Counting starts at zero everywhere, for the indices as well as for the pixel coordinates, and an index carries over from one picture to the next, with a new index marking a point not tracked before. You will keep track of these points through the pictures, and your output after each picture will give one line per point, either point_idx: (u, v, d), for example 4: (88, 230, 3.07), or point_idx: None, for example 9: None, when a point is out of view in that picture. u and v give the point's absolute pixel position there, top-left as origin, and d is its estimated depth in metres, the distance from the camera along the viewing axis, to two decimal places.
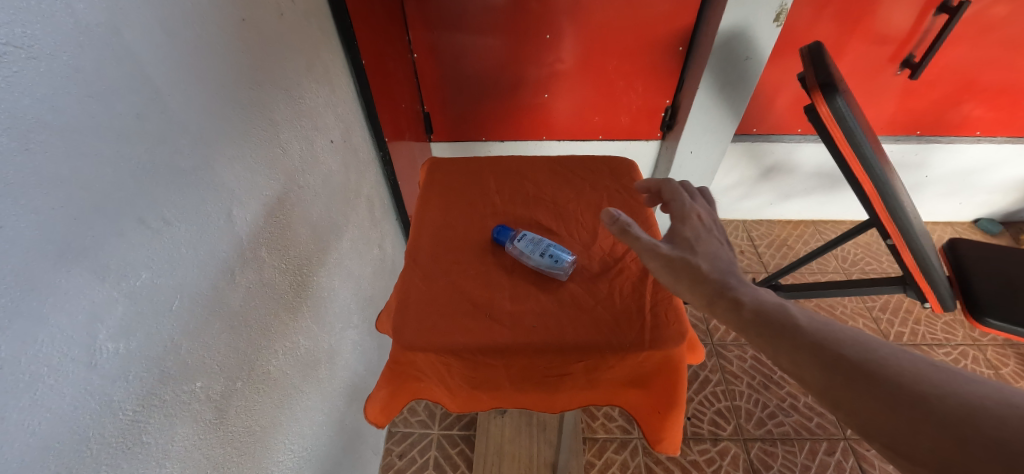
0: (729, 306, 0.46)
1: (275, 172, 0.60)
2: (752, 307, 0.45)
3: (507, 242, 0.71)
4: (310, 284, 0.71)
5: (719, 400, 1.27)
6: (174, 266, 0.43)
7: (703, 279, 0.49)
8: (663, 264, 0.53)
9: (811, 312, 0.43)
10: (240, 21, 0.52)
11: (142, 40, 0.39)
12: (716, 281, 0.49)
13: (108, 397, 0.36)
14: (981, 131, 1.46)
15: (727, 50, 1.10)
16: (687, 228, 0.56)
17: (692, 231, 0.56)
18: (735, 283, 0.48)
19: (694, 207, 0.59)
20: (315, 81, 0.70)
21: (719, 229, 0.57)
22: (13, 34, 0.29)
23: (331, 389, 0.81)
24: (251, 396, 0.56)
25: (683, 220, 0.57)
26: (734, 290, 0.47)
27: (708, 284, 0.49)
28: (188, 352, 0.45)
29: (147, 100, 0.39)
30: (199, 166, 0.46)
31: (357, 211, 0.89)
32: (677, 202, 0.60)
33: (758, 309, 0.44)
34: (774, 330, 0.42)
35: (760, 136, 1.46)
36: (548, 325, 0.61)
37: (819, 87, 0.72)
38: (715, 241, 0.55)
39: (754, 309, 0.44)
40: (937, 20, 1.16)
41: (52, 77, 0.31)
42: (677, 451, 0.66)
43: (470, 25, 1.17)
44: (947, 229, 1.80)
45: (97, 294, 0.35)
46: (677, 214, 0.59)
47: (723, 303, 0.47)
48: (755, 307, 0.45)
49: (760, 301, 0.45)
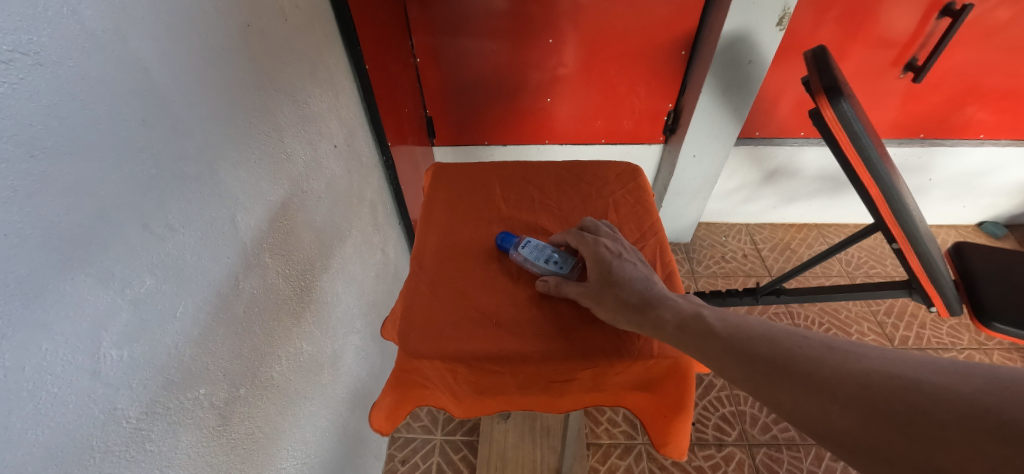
0: (663, 327, 0.52)
1: (279, 177, 0.60)
2: (681, 325, 0.51)
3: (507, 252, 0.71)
4: (313, 289, 0.71)
5: (724, 405, 1.26)
6: (178, 273, 0.43)
7: (632, 309, 0.56)
8: (595, 302, 0.59)
9: (738, 321, 0.49)
10: (245, 27, 0.52)
11: (147, 45, 0.38)
12: (640, 307, 0.55)
13: (112, 405, 0.36)
14: (985, 134, 1.45)
15: (730, 54, 1.10)
16: (602, 261, 0.61)
17: (604, 261, 0.61)
18: (656, 299, 0.55)
19: (599, 238, 0.65)
20: (319, 86, 0.71)
21: (627, 249, 0.64)
22: (19, 42, 0.28)
23: (334, 395, 0.81)
24: (254, 403, 0.56)
25: (597, 253, 0.62)
26: (655, 310, 0.54)
27: (636, 311, 0.55)
28: (191, 359, 0.45)
29: (152, 106, 0.39)
30: (204, 172, 0.46)
31: (360, 216, 0.89)
32: (580, 237, 0.66)
33: (693, 328, 0.50)
34: (714, 346, 0.47)
35: (763, 139, 1.46)
36: (553, 333, 0.61)
37: (824, 91, 0.72)
38: (628, 264, 0.60)
39: (689, 326, 0.51)
40: (940, 23, 1.16)
41: (58, 83, 0.31)
42: (683, 458, 0.66)
43: (473, 30, 1.17)
44: (951, 232, 1.80)
45: (101, 301, 0.35)
46: (587, 250, 0.64)
47: (650, 326, 0.53)
48: (692, 324, 0.51)
49: (688, 319, 0.51)
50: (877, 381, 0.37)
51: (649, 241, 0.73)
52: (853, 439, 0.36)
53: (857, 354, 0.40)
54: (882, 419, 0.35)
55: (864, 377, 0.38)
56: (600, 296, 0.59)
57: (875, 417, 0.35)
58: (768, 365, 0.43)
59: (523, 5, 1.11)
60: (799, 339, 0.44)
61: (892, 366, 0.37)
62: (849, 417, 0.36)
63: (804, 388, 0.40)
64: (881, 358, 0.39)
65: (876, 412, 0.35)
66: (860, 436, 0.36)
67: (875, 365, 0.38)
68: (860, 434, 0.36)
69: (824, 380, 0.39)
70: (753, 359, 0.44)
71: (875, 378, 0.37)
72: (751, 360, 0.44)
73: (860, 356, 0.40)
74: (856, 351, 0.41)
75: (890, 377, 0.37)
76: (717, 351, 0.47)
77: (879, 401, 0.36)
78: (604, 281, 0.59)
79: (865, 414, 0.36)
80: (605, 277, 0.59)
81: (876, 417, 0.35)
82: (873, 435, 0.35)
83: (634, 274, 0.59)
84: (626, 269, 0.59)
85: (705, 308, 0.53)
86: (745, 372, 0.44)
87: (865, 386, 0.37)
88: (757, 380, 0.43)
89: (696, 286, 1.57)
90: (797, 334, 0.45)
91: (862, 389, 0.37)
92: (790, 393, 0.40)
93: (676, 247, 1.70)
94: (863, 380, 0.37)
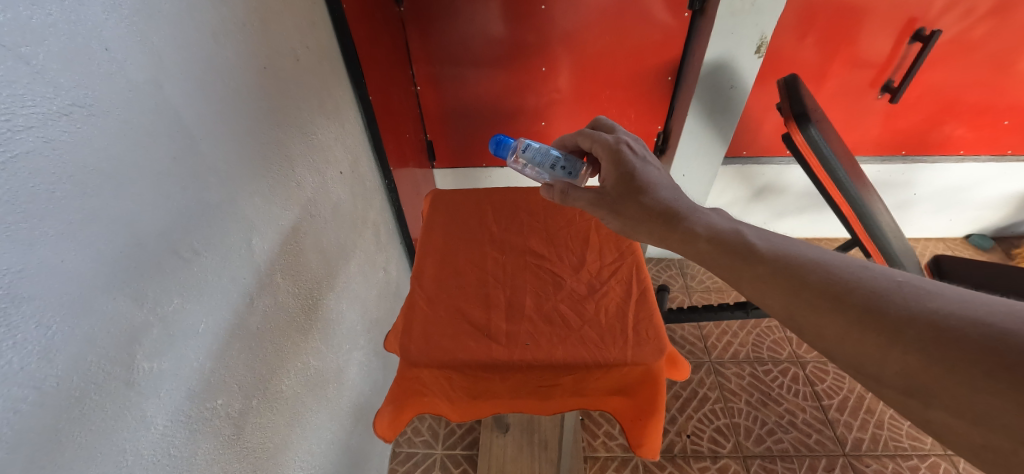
0: (695, 241, 0.57)
1: (290, 203, 0.65)
2: (716, 241, 0.54)
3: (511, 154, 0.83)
4: (320, 307, 0.75)
5: (718, 417, 1.28)
6: (201, 292, 0.47)
7: (653, 220, 0.61)
8: (613, 211, 0.65)
9: (784, 244, 0.50)
10: (262, 69, 0.58)
11: (180, 92, 0.44)
12: (665, 217, 0.60)
13: (142, 412, 0.41)
14: (965, 150, 1.50)
15: (713, 80, 1.16)
16: (621, 169, 0.66)
17: (625, 165, 0.66)
18: (684, 211, 0.60)
19: (621, 141, 0.70)
20: (326, 118, 0.76)
21: (648, 156, 0.68)
22: (77, 97, 0.33)
23: (339, 407, 0.84)
24: (265, 414, 0.60)
25: (619, 160, 0.67)
26: (685, 223, 0.58)
27: (660, 222, 0.60)
28: (210, 371, 0.49)
29: (183, 145, 0.44)
30: (225, 201, 0.51)
31: (364, 236, 0.94)
32: (604, 144, 0.70)
33: (734, 249, 0.52)
34: (756, 268, 0.50)
35: (751, 158, 1.52)
36: (541, 342, 0.65)
37: (793, 117, 0.81)
38: (647, 171, 0.65)
39: (727, 247, 0.53)
40: (912, 47, 1.22)
41: (109, 131, 0.36)
42: (657, 457, 0.70)
43: (471, 60, 1.24)
44: (940, 244, 1.84)
45: (136, 318, 0.40)
46: (608, 154, 0.69)
47: (681, 237, 0.58)
48: (730, 245, 0.53)
49: (726, 238, 0.54)
50: (951, 326, 0.36)
51: (627, 259, 0.78)
52: (906, 380, 0.37)
53: (928, 291, 0.39)
54: (949, 367, 0.35)
55: (936, 317, 0.37)
56: (616, 205, 0.65)
57: (941, 363, 0.35)
58: (817, 293, 0.44)
59: (517, 35, 1.18)
60: (860, 269, 0.44)
61: (970, 308, 0.36)
62: (908, 361, 0.37)
63: (859, 323, 0.40)
64: (957, 296, 0.38)
65: (947, 359, 0.35)
66: (915, 380, 0.37)
67: (950, 306, 0.37)
68: (919, 378, 0.36)
69: (884, 316, 0.39)
70: (801, 286, 0.45)
71: (951, 322, 0.36)
72: (798, 286, 0.46)
73: (932, 293, 0.39)
74: (928, 287, 0.40)
75: (971, 325, 0.35)
76: (759, 274, 0.49)
77: (949, 348, 0.35)
78: (622, 190, 0.65)
79: (930, 359, 0.36)
80: (624, 186, 0.65)
81: (943, 363, 0.35)
82: (934, 383, 0.35)
83: (651, 183, 0.64)
84: (645, 176, 0.64)
85: (745, 227, 0.55)
86: (788, 298, 0.46)
87: (935, 328, 0.36)
88: (800, 307, 0.45)
89: (690, 300, 1.61)
90: (855, 262, 0.45)
91: (931, 330, 0.37)
92: (841, 327, 0.41)
93: (670, 263, 1.74)
94: (932, 321, 0.37)
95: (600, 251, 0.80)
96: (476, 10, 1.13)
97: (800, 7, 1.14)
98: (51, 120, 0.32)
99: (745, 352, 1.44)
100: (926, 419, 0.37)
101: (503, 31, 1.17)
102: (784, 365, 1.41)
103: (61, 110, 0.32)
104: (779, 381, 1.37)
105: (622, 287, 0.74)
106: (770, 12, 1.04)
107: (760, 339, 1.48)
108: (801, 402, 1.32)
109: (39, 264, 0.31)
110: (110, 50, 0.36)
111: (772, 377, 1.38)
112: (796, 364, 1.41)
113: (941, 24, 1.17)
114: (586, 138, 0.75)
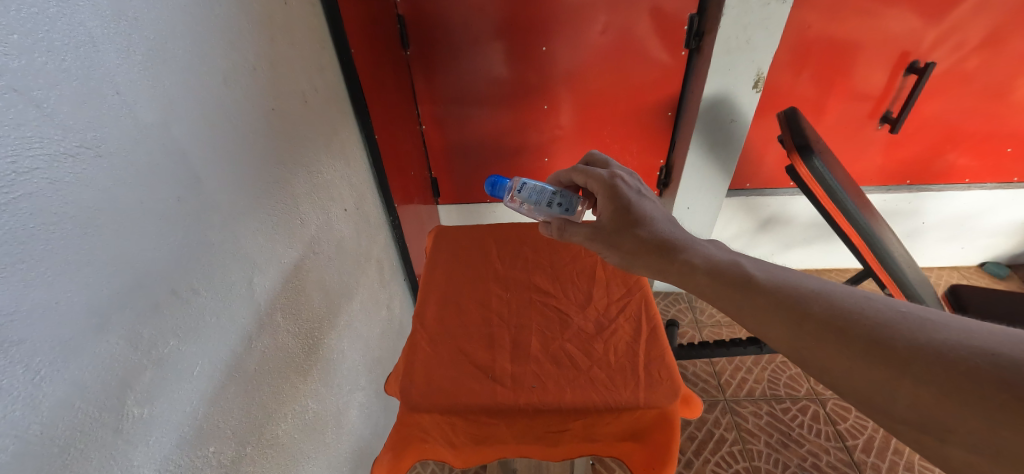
0: (694, 273, 0.55)
1: (293, 242, 0.65)
2: (714, 272, 0.53)
3: (508, 193, 0.82)
4: (320, 347, 0.73)
5: (737, 460, 1.22)
6: (197, 332, 0.46)
7: (650, 252, 0.60)
8: (608, 245, 0.65)
9: (781, 274, 0.49)
10: (270, 110, 0.59)
11: (188, 132, 0.44)
12: (662, 249, 0.59)
13: (129, 462, 0.39)
14: (970, 178, 1.50)
15: (713, 114, 1.18)
16: (617, 203, 0.66)
17: (621, 198, 0.66)
18: (683, 244, 0.58)
19: (615, 175, 0.70)
20: (331, 157, 0.77)
21: (644, 189, 0.68)
22: (85, 138, 0.34)
23: (335, 454, 0.80)
24: (256, 462, 0.57)
25: (614, 195, 0.67)
26: (684, 254, 0.57)
27: (657, 253, 0.59)
28: (203, 416, 0.47)
29: (187, 184, 0.44)
30: (227, 239, 0.50)
31: (367, 274, 0.92)
32: (598, 180, 0.70)
33: (734, 280, 0.51)
34: (757, 299, 0.48)
35: (754, 190, 1.52)
36: (547, 384, 0.63)
37: (797, 150, 0.82)
38: (642, 204, 0.65)
39: (727, 278, 0.52)
40: (908, 80, 1.24)
41: (113, 171, 0.36)
42: None
43: (474, 99, 1.27)
44: (954, 274, 1.81)
45: (127, 360, 0.38)
46: (603, 188, 0.69)
47: (679, 269, 0.57)
48: (729, 275, 0.52)
49: (724, 269, 0.53)
50: (962, 357, 0.35)
51: (635, 295, 0.77)
52: (920, 415, 0.36)
53: (935, 321, 0.38)
54: (963, 399, 0.33)
55: (944, 348, 0.36)
56: (611, 240, 0.64)
57: (954, 397, 0.34)
58: (822, 326, 0.42)
59: (519, 74, 1.22)
60: (863, 300, 0.42)
61: (978, 338, 0.35)
62: (920, 394, 0.35)
63: (866, 356, 0.39)
64: (962, 327, 0.37)
65: (960, 391, 0.34)
66: (928, 414, 0.35)
67: (957, 337, 0.36)
68: (931, 412, 0.35)
69: (893, 349, 0.38)
70: (805, 317, 0.44)
71: (960, 352, 0.35)
72: (801, 319, 0.44)
73: (938, 325, 0.38)
74: (933, 316, 0.39)
75: (983, 355, 0.34)
76: (760, 304, 0.47)
77: (962, 378, 0.34)
78: (618, 224, 0.64)
79: (942, 392, 0.34)
80: (619, 220, 0.64)
81: (956, 396, 0.34)
82: (948, 418, 0.34)
83: (646, 215, 0.63)
84: (640, 209, 0.64)
85: (743, 258, 0.54)
86: (795, 332, 0.44)
87: (942, 360, 0.35)
88: (805, 341, 0.43)
89: (701, 335, 1.56)
90: (857, 293, 0.43)
91: (941, 364, 0.35)
92: (847, 360, 0.40)
93: (678, 297, 1.72)
94: (941, 351, 0.36)
95: (607, 286, 0.79)
96: (479, 52, 1.17)
97: (795, 42, 1.17)
98: (56, 162, 0.32)
99: (761, 390, 1.39)
100: (944, 457, 0.35)
101: (505, 71, 1.21)
102: (802, 402, 1.35)
103: (68, 151, 0.33)
104: (799, 420, 1.31)
105: (631, 324, 0.72)
106: (765, 48, 1.06)
107: (776, 375, 1.43)
108: (824, 442, 1.26)
109: (32, 306, 0.31)
110: (121, 93, 0.37)
111: (791, 416, 1.32)
112: (815, 402, 1.35)
113: (935, 56, 1.20)
114: (581, 175, 0.75)
